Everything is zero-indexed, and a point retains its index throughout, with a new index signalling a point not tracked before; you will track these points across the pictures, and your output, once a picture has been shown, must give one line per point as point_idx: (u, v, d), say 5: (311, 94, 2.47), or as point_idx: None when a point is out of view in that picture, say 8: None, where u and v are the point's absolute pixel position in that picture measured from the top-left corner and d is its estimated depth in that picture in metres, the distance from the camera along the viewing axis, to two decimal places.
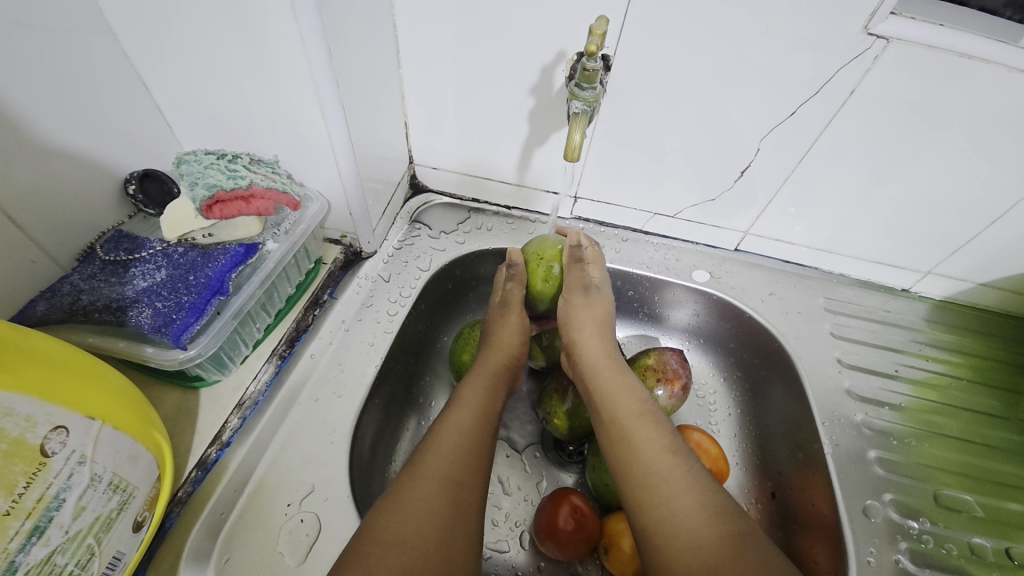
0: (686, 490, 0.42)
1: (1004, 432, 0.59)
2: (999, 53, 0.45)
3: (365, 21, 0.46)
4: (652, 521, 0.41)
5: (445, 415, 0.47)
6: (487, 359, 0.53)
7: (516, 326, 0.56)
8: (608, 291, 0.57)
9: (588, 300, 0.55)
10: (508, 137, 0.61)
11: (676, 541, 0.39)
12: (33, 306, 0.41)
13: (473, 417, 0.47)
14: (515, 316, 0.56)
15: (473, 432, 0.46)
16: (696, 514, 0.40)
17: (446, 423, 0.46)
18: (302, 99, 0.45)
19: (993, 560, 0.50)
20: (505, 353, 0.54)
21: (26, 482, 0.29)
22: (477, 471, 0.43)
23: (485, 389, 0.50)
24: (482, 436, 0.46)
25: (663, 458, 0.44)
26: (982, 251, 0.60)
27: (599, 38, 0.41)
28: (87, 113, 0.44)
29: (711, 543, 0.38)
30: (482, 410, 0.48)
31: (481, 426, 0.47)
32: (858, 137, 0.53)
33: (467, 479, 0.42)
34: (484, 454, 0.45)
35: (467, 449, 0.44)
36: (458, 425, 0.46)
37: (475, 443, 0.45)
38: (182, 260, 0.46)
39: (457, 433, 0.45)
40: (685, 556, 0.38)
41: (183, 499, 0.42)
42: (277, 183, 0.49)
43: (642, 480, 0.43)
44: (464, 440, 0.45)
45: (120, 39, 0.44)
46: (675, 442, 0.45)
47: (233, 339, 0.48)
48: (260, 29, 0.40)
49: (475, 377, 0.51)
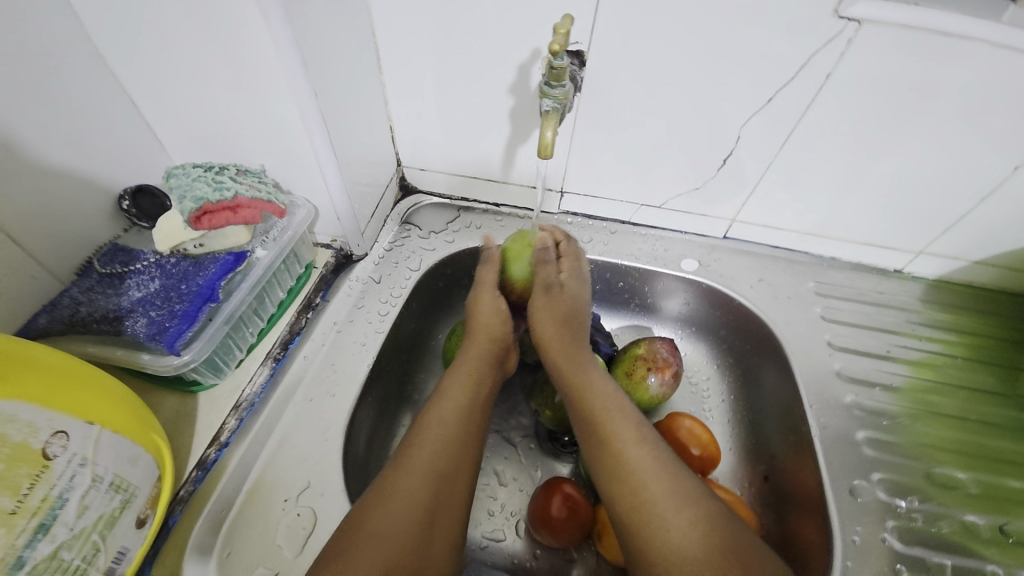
0: (658, 481, 0.44)
1: (1002, 409, 0.59)
2: (976, 28, 0.45)
3: (342, 32, 0.48)
4: (623, 508, 0.43)
5: (433, 406, 0.48)
6: (473, 344, 0.53)
7: (492, 304, 0.55)
8: (577, 285, 0.55)
9: (558, 293, 0.54)
10: (492, 136, 0.62)
11: (644, 527, 0.42)
12: (35, 320, 0.43)
13: (458, 412, 0.48)
14: (488, 295, 0.55)
15: (457, 424, 0.47)
16: (669, 505, 0.43)
17: (433, 415, 0.47)
18: (283, 110, 0.46)
19: (986, 535, 0.50)
20: (488, 334, 0.54)
21: (30, 483, 0.30)
22: (462, 462, 0.45)
23: (472, 379, 0.51)
24: (467, 430, 0.47)
25: (635, 447, 0.46)
26: (972, 228, 0.60)
27: (563, 37, 0.41)
28: (76, 132, 0.46)
29: (677, 531, 0.41)
30: (467, 405, 0.49)
31: (468, 421, 0.48)
32: (837, 118, 0.53)
33: (451, 471, 0.44)
34: (469, 446, 0.46)
35: (452, 442, 0.45)
36: (445, 418, 0.47)
37: (461, 436, 0.46)
38: (174, 270, 0.48)
39: (446, 428, 0.46)
40: (650, 541, 0.41)
41: (185, 498, 0.44)
42: (263, 193, 0.50)
43: (616, 468, 0.45)
44: (450, 434, 0.46)
45: (107, 61, 0.46)
46: (646, 432, 0.47)
47: (227, 344, 0.49)
48: (237, 44, 0.41)
49: (467, 363, 0.52)
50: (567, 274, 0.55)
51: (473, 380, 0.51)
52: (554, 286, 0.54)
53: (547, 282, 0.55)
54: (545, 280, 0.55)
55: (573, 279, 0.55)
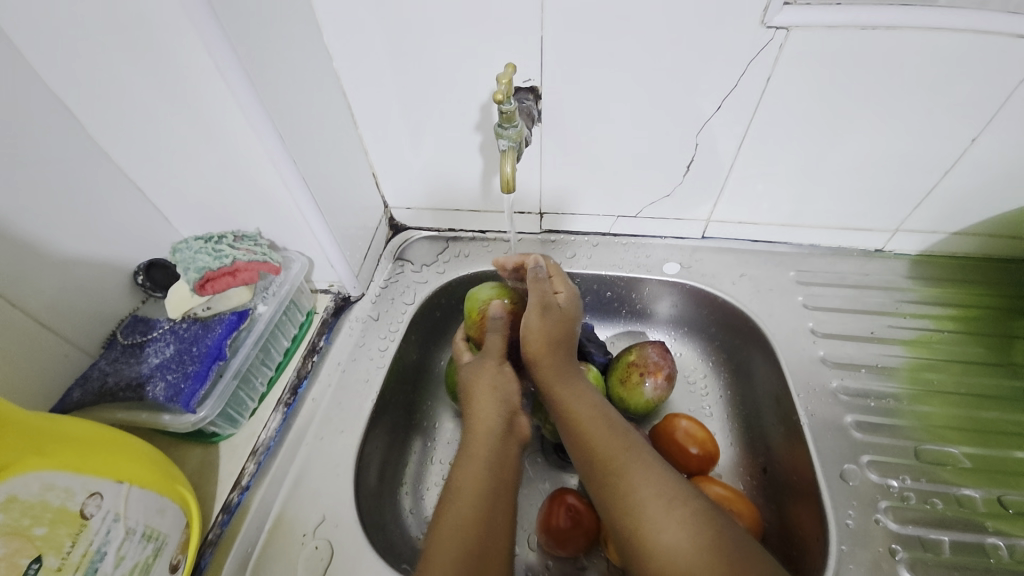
0: (647, 481, 0.45)
1: (996, 379, 0.59)
2: (901, 19, 0.47)
3: (314, 101, 0.53)
4: (622, 514, 0.44)
5: (454, 477, 0.48)
6: (473, 434, 0.51)
7: (490, 391, 0.53)
8: (573, 302, 0.56)
9: (559, 314, 0.54)
10: (466, 171, 0.66)
11: (642, 530, 0.43)
12: (71, 394, 0.48)
13: (482, 467, 0.48)
14: (485, 372, 0.54)
15: (482, 491, 0.46)
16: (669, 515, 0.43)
17: (455, 488, 0.47)
18: (267, 179, 0.51)
19: (984, 510, 0.50)
20: (488, 427, 0.51)
21: (71, 541, 0.34)
22: (491, 534, 0.45)
23: (487, 451, 0.49)
24: (490, 498, 0.46)
25: (631, 460, 0.47)
26: (942, 202, 0.61)
27: (505, 86, 0.45)
28: (91, 222, 0.52)
29: (674, 529, 0.42)
30: (490, 459, 0.49)
31: (495, 474, 0.48)
32: (786, 116, 0.55)
33: (489, 530, 0.45)
34: (495, 515, 0.46)
35: (478, 512, 0.45)
36: (473, 474, 0.48)
37: (485, 504, 0.46)
38: (186, 334, 0.52)
39: (474, 483, 0.47)
40: (650, 543, 0.42)
41: (214, 541, 0.47)
42: (258, 255, 0.54)
43: (609, 476, 0.46)
44: (476, 502, 0.46)
45: (111, 156, 0.51)
46: (635, 443, 0.48)
47: (239, 396, 0.53)
48: (220, 129, 0.46)
49: (481, 407, 0.52)
50: (562, 293, 0.57)
51: (491, 431, 0.51)
52: (553, 307, 0.54)
53: (545, 303, 0.54)
54: (542, 299, 0.54)
55: (567, 300, 0.56)
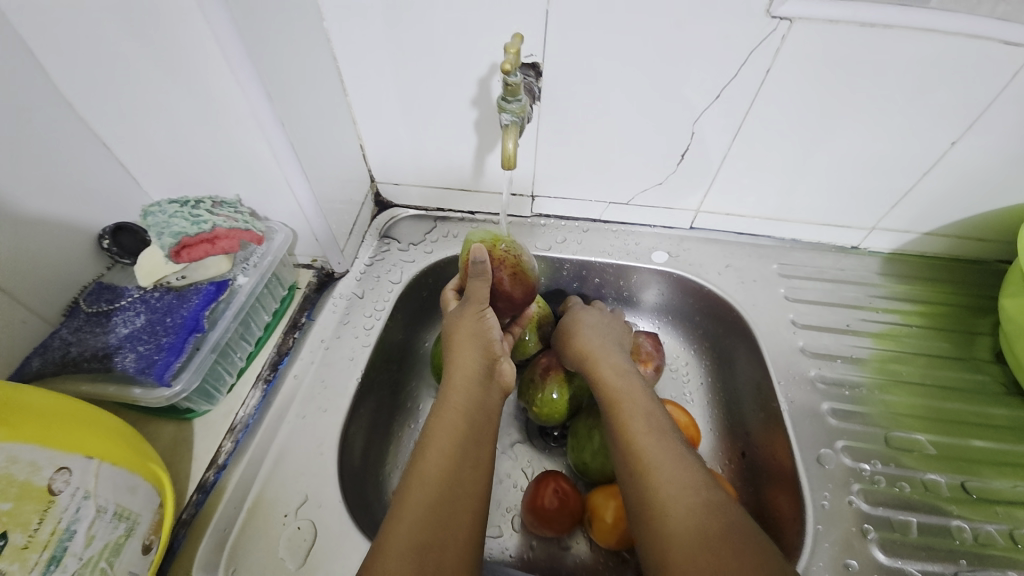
0: (671, 460, 0.44)
1: (959, 372, 0.62)
2: (901, 19, 0.48)
3: (303, 61, 0.49)
4: (644, 488, 0.44)
5: (434, 416, 0.47)
6: (455, 378, 0.49)
7: (472, 327, 0.51)
8: (597, 307, 0.63)
9: (584, 312, 0.62)
10: (459, 148, 0.64)
11: (660, 505, 0.42)
12: (28, 363, 0.45)
13: (462, 416, 0.46)
14: (469, 315, 0.51)
15: (464, 431, 0.46)
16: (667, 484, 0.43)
17: (435, 426, 0.46)
18: (252, 142, 0.48)
19: (947, 494, 0.53)
20: (472, 371, 0.49)
21: (38, 519, 0.32)
22: (467, 472, 0.44)
23: (471, 393, 0.48)
24: (471, 439, 0.45)
25: (654, 437, 0.46)
26: (918, 202, 0.63)
27: (513, 56, 0.44)
28: (49, 178, 0.47)
29: (692, 506, 0.41)
30: (470, 408, 0.47)
31: (474, 422, 0.47)
32: (782, 109, 0.56)
33: (464, 476, 0.43)
34: (474, 456, 0.45)
35: (458, 452, 0.44)
36: (451, 421, 0.46)
37: (466, 446, 0.45)
38: (159, 304, 0.49)
39: (454, 429, 0.45)
40: (667, 518, 0.41)
41: (188, 521, 0.45)
42: (240, 222, 0.52)
43: (634, 451, 0.46)
44: (455, 443, 0.45)
45: (76, 107, 0.46)
46: (662, 421, 0.48)
47: (216, 371, 0.51)
48: (200, 82, 0.43)
49: (461, 354, 0.50)
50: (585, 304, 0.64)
51: (472, 377, 0.49)
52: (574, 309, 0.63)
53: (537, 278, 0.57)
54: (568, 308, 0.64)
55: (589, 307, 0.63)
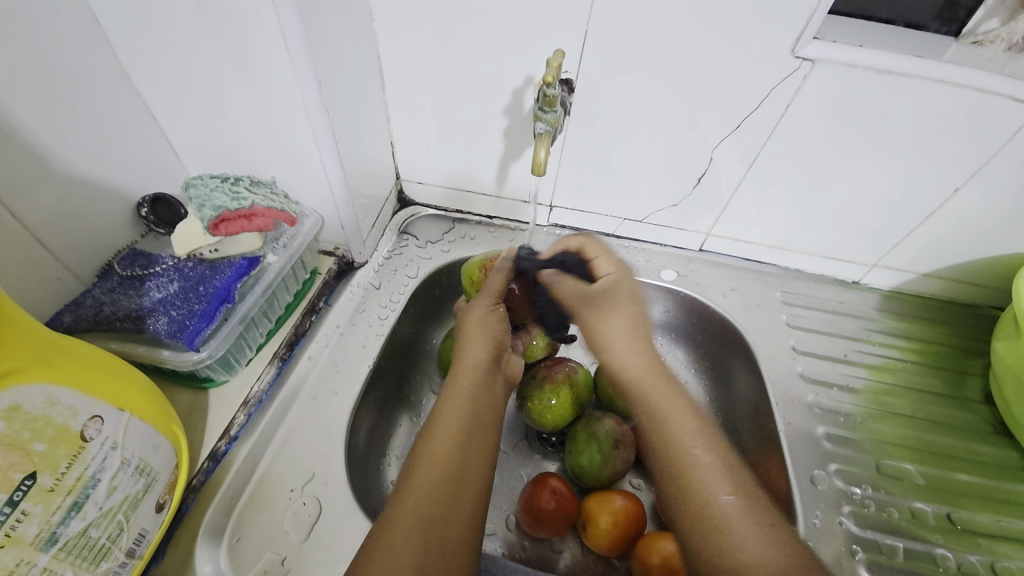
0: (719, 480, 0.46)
1: (949, 409, 0.65)
2: (915, 69, 0.51)
3: (350, 55, 0.52)
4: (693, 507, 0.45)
5: (443, 402, 0.49)
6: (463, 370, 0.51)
7: (481, 319, 0.55)
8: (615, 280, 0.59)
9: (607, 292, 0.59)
10: (486, 154, 0.67)
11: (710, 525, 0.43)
12: (60, 318, 0.46)
13: (467, 401, 0.49)
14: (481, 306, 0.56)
15: (470, 417, 0.47)
16: (731, 503, 0.44)
17: (444, 410, 0.48)
18: (295, 128, 0.50)
19: (934, 523, 0.55)
20: (477, 365, 0.52)
21: (67, 463, 0.33)
22: (473, 456, 0.45)
23: (478, 382, 0.50)
24: (477, 425, 0.47)
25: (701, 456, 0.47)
26: (920, 243, 0.66)
27: (555, 69, 0.47)
28: (98, 144, 0.49)
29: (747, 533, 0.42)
30: (475, 394, 0.49)
31: (479, 409, 0.48)
32: (797, 144, 0.59)
33: (470, 459, 0.45)
34: (478, 440, 0.46)
35: (463, 434, 0.46)
36: (458, 405, 0.48)
37: (471, 431, 0.46)
38: (191, 273, 0.51)
39: (461, 414, 0.47)
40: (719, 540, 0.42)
41: (197, 487, 0.46)
42: (276, 203, 0.54)
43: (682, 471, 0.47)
44: (461, 428, 0.46)
45: (133, 78, 0.50)
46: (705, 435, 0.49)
47: (239, 343, 0.52)
48: (256, 66, 0.45)
49: (470, 347, 0.53)
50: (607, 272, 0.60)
51: (479, 368, 0.52)
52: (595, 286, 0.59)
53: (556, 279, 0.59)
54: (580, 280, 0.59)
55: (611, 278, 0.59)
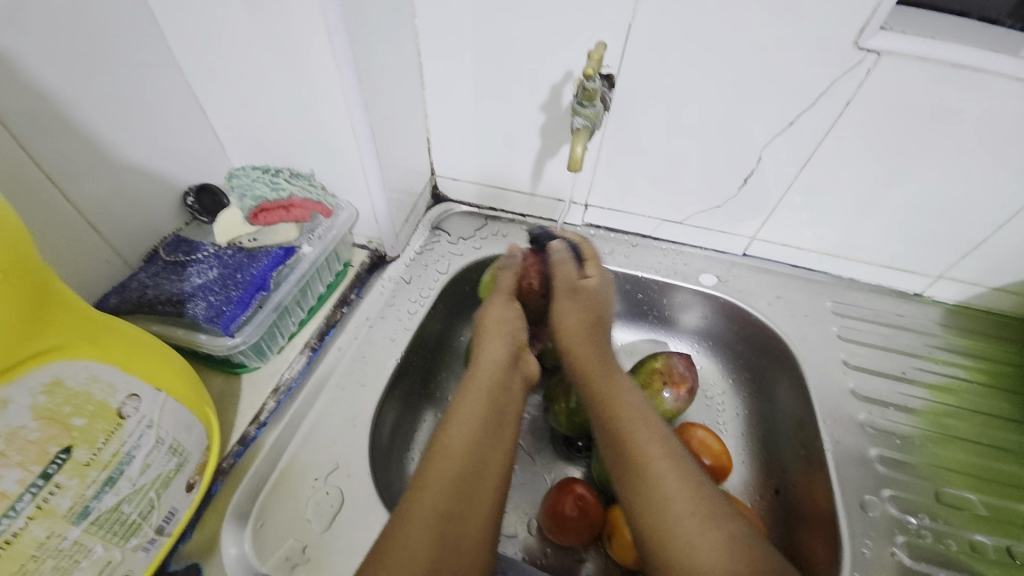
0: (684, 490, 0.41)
1: (1018, 436, 0.58)
2: (998, 62, 0.46)
3: (390, 49, 0.52)
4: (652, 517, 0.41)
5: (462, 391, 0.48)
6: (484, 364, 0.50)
7: (506, 314, 0.54)
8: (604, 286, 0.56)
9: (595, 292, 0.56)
10: (521, 151, 0.66)
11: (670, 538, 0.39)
12: (107, 300, 0.48)
13: (485, 392, 0.48)
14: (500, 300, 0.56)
15: (487, 410, 0.46)
16: (691, 519, 0.40)
17: (463, 401, 0.47)
18: (334, 121, 0.50)
19: (994, 556, 0.50)
20: (495, 359, 0.51)
21: (104, 438, 0.34)
22: (491, 451, 0.44)
23: (496, 375, 0.49)
24: (495, 418, 0.46)
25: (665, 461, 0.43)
26: (994, 254, 0.60)
27: (596, 62, 0.46)
28: (151, 134, 0.51)
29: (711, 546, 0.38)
30: (493, 386, 0.49)
31: (495, 402, 0.48)
32: (855, 143, 0.55)
33: (483, 452, 0.44)
34: (497, 433, 0.46)
35: (483, 427, 0.45)
36: (475, 397, 0.47)
37: (489, 423, 0.46)
38: (230, 261, 0.52)
39: (477, 406, 0.46)
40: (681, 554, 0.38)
41: (226, 469, 0.47)
42: (314, 194, 0.55)
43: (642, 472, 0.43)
44: (480, 419, 0.45)
45: (183, 71, 0.51)
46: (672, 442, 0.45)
47: (272, 331, 0.53)
48: (297, 58, 0.46)
49: (488, 343, 0.52)
50: (594, 275, 0.57)
51: (496, 362, 0.50)
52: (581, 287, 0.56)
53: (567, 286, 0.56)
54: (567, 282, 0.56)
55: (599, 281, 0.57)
